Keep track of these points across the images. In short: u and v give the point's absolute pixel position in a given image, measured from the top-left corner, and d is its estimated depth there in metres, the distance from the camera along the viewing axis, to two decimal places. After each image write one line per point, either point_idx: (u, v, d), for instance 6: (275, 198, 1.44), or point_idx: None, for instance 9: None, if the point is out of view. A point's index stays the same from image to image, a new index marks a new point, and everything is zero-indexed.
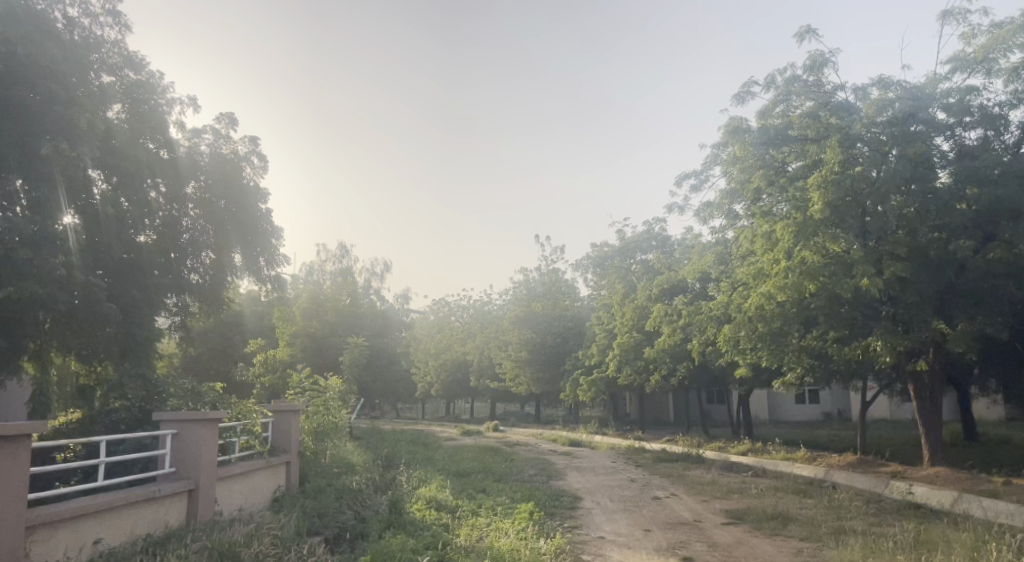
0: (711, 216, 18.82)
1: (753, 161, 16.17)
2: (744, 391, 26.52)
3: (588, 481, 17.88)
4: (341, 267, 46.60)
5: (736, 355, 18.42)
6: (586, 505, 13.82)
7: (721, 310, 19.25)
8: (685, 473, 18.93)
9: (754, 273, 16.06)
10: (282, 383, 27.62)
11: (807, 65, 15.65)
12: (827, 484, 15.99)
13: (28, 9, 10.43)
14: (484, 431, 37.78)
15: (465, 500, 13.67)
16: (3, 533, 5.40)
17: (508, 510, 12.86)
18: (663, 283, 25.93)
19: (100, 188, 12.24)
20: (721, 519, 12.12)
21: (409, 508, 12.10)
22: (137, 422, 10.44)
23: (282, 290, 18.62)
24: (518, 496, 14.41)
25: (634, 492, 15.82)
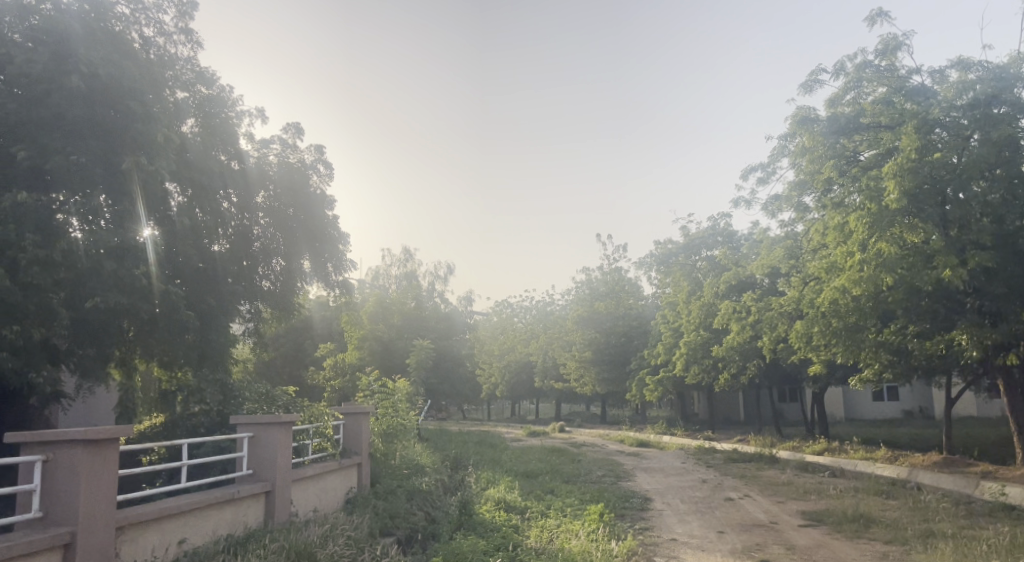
0: (779, 210, 17.96)
1: (823, 150, 15.22)
2: (819, 390, 25.33)
3: (658, 481, 17.38)
4: (406, 270, 47.26)
5: (810, 353, 17.50)
6: (656, 507, 13.39)
7: (792, 306, 18.39)
8: (759, 473, 18.17)
9: (827, 267, 15.17)
10: (352, 386, 28.19)
11: (880, 49, 14.73)
12: (911, 485, 14.99)
13: (108, 32, 10.89)
14: (551, 431, 37.48)
15: (534, 501, 13.52)
16: (96, 533, 5.57)
17: (577, 511, 12.61)
18: (730, 279, 25.05)
19: (178, 200, 12.71)
20: (799, 521, 11.48)
21: (478, 509, 12.03)
22: (216, 425, 10.76)
23: (349, 295, 18.97)
24: (587, 497, 14.14)
25: (705, 493, 15.26)
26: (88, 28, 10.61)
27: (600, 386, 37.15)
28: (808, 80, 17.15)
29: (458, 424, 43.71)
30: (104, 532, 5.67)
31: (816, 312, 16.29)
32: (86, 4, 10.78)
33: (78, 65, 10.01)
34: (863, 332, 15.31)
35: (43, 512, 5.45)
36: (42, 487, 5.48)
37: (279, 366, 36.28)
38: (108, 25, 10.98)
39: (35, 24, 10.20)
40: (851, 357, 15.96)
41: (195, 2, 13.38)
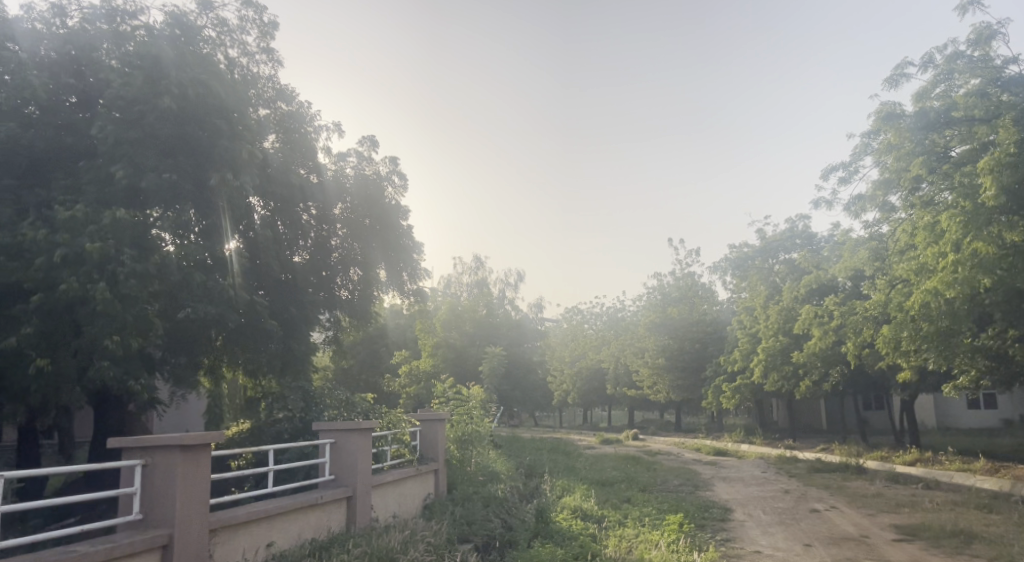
0: (862, 211, 16.64)
1: (911, 147, 14.16)
2: (909, 397, 23.70)
3: (739, 491, 16.64)
4: (477, 278, 47.69)
5: (899, 358, 16.28)
6: (739, 518, 12.77)
7: (879, 310, 17.27)
8: (846, 484, 17.11)
9: (915, 269, 14.15)
10: (425, 393, 28.56)
11: (972, 39, 13.57)
12: (1017, 498, 13.69)
13: (196, 54, 11.42)
14: (625, 439, 36.72)
15: (611, 509, 13.18)
16: (192, 537, 5.73)
17: (656, 520, 12.18)
18: (810, 282, 23.88)
19: (260, 213, 13.29)
20: (892, 535, 10.64)
21: (555, 518, 11.79)
22: (299, 431, 11.02)
23: (423, 303, 19.18)
24: (666, 506, 13.65)
25: (789, 503, 14.46)
26: (178, 52, 11.23)
27: (675, 392, 36.15)
28: (893, 74, 16.10)
29: (532, 431, 43.58)
30: (198, 536, 5.81)
31: (904, 315, 15.18)
32: (177, 28, 11.61)
33: (168, 87, 10.57)
34: (960, 336, 14.17)
35: (143, 514, 5.65)
36: (142, 490, 5.68)
37: (356, 373, 37.23)
38: (197, 48, 11.71)
39: (129, 48, 11.11)
40: (943, 362, 14.90)
41: (276, 22, 13.89)
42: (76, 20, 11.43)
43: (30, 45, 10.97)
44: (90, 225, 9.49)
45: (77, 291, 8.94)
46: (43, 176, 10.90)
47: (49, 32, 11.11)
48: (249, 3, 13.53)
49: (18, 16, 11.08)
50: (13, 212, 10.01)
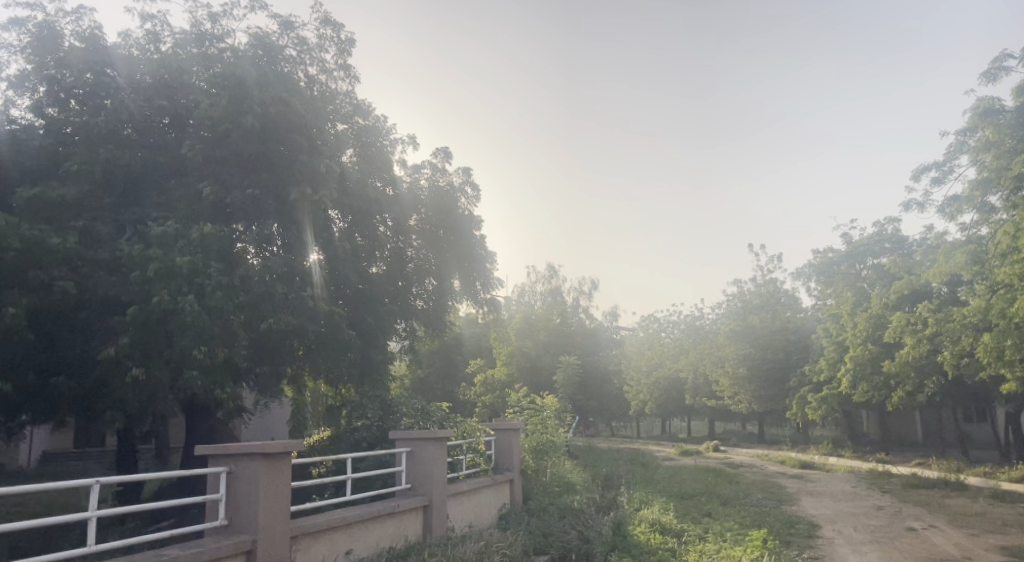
0: (958, 212, 15.44)
1: (1011, 144, 13.00)
2: (1015, 410, 21.72)
3: (827, 507, 15.67)
4: (551, 286, 47.55)
5: (1004, 370, 14.95)
6: (827, 535, 11.99)
7: (979, 317, 15.94)
8: (946, 502, 15.81)
9: (1020, 273, 12.96)
10: (501, 402, 28.59)
11: None
12: None
13: (278, 73, 11.90)
14: (705, 450, 35.46)
15: (691, 524, 12.63)
16: (274, 542, 5.82)
17: (738, 536, 11.59)
18: (902, 287, 22.31)
19: (339, 226, 13.65)
20: (999, 558, 9.68)
21: (633, 532, 11.38)
22: (377, 440, 11.18)
23: (497, 312, 19.15)
24: (749, 522, 12.98)
25: (883, 521, 13.47)
26: (260, 72, 11.77)
27: (757, 404, 34.62)
28: (991, 67, 14.90)
29: (608, 442, 42.85)
30: (280, 543, 5.91)
31: (1008, 322, 13.93)
32: (259, 49, 12.21)
33: (251, 105, 11.08)
34: None
35: (228, 520, 5.78)
36: (227, 496, 5.82)
37: (433, 381, 37.83)
38: (278, 66, 12.26)
39: (216, 69, 11.71)
40: None
41: (353, 39, 14.28)
42: (169, 44, 12.38)
43: (127, 71, 11.79)
44: (180, 241, 9.94)
45: (168, 303, 9.35)
46: (140, 195, 11.60)
47: (144, 57, 12.07)
48: (327, 22, 13.98)
49: (117, 43, 12.07)
50: (112, 229, 10.63)
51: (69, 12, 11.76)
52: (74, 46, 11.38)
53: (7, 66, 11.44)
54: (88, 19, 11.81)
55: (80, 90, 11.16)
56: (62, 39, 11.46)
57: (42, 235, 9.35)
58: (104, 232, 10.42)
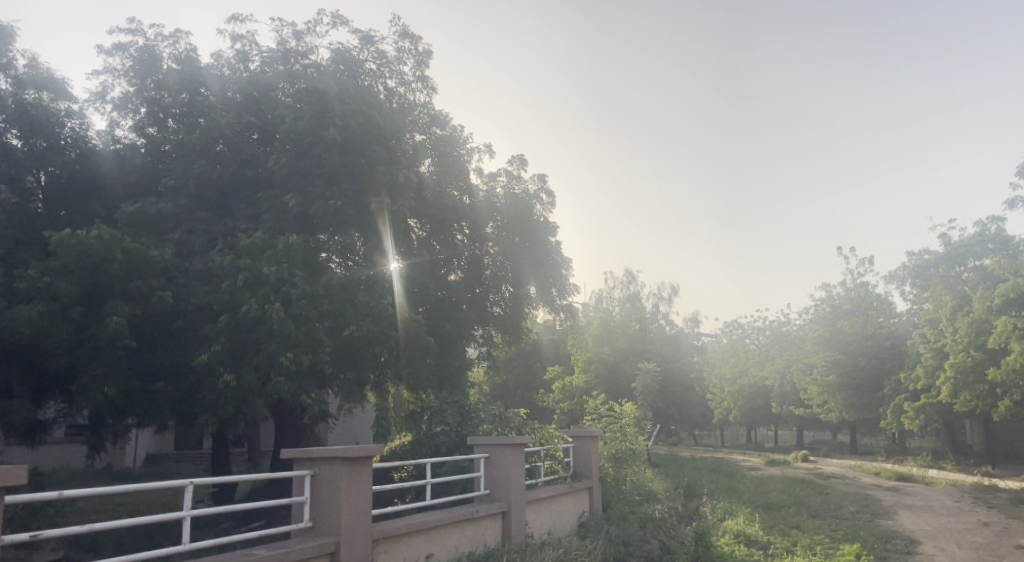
0: None
1: None
2: None
3: (928, 521, 14.53)
4: (629, 293, 46.80)
5: None
6: (928, 552, 11.11)
7: None
8: None
9: None
10: (579, 409, 28.29)
11: None
12: None
13: (358, 87, 12.28)
14: (793, 460, 33.79)
15: (778, 536, 12.00)
16: (356, 545, 5.90)
17: (829, 550, 10.91)
18: (1009, 290, 20.50)
19: (418, 235, 13.89)
20: None
21: (717, 543, 10.94)
22: (456, 445, 11.26)
23: (574, 318, 18.97)
24: (840, 535, 12.20)
25: (992, 538, 12.35)
26: (342, 86, 12.21)
27: (849, 413, 32.71)
28: None
29: (689, 450, 41.61)
30: (362, 545, 5.98)
31: None
32: (341, 64, 12.65)
33: (334, 119, 11.54)
34: None
35: (313, 522, 5.90)
36: (311, 499, 5.94)
37: (513, 388, 37.99)
38: (358, 80, 12.68)
39: (300, 85, 12.25)
40: None
41: (430, 50, 14.53)
42: (257, 62, 13.01)
43: (219, 89, 12.47)
44: (268, 250, 10.41)
45: (257, 311, 9.77)
46: (231, 209, 12.24)
47: (234, 75, 12.71)
48: (406, 35, 14.30)
49: (210, 64, 12.78)
50: (206, 241, 11.25)
51: (167, 37, 12.55)
52: (171, 68, 12.17)
53: (111, 90, 12.34)
54: (184, 42, 12.59)
55: (177, 109, 11.91)
56: (161, 62, 12.28)
57: (144, 248, 10.03)
58: (198, 243, 11.05)
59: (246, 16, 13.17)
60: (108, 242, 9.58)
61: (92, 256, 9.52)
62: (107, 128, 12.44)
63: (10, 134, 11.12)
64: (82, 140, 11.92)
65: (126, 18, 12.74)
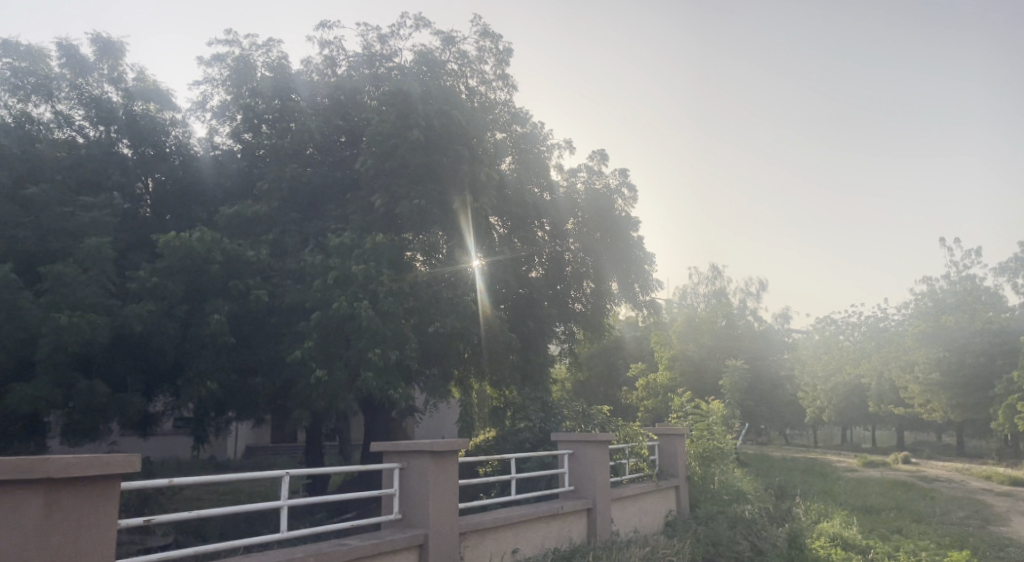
0: None
1: None
2: None
3: None
4: (715, 288, 45.28)
5: None
6: None
7: None
8: None
9: None
10: (664, 407, 27.63)
11: None
12: None
13: (440, 88, 12.47)
14: (894, 461, 31.68)
15: (879, 541, 11.26)
16: (444, 537, 5.95)
17: (936, 557, 10.12)
18: None
19: (499, 232, 13.92)
20: None
21: (812, 547, 10.36)
22: (540, 441, 11.21)
23: (658, 314, 18.47)
24: (949, 542, 11.30)
25: None
26: (425, 87, 12.42)
27: (957, 413, 30.36)
28: None
29: (780, 450, 39.82)
30: (450, 537, 6.03)
31: None
32: (424, 66, 12.85)
33: (417, 120, 11.78)
34: None
35: (402, 514, 5.99)
36: (401, 492, 6.03)
37: (595, 385, 37.63)
38: (440, 81, 12.84)
39: (385, 88, 12.60)
40: None
41: (511, 49, 14.54)
42: (344, 68, 13.46)
43: (308, 95, 12.96)
44: (356, 250, 10.73)
45: (346, 308, 10.09)
46: (321, 210, 12.66)
47: (323, 81, 13.18)
48: (486, 34, 14.35)
49: (300, 70, 13.27)
50: (298, 241, 11.71)
51: (260, 46, 13.14)
52: (265, 76, 12.71)
53: (210, 99, 13.06)
54: (276, 50, 13.13)
55: (270, 115, 12.40)
56: (256, 70, 12.85)
57: (241, 249, 10.58)
58: (290, 243, 11.53)
59: (334, 23, 13.61)
60: (208, 243, 10.13)
61: (195, 257, 10.12)
62: (208, 135, 13.16)
63: (122, 144, 12.02)
64: (184, 147, 12.68)
65: (224, 30, 13.43)
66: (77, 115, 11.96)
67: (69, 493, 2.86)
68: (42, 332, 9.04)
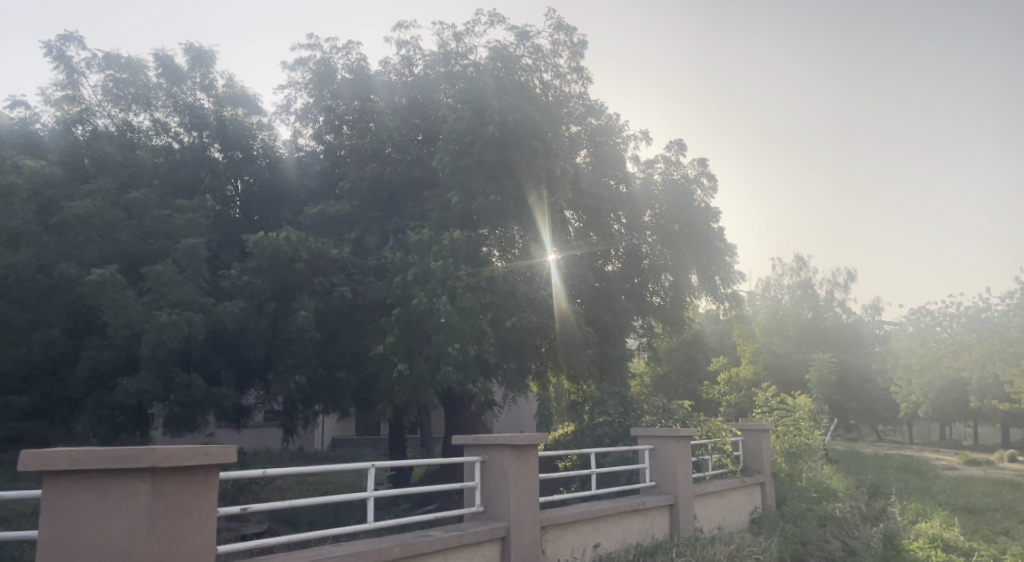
0: None
1: None
2: None
3: None
4: (801, 279, 43.33)
5: None
6: None
7: None
8: None
9: None
10: (748, 402, 26.71)
11: None
12: None
13: (514, 83, 12.50)
14: (1000, 459, 29.44)
15: (986, 544, 10.47)
16: (526, 530, 5.94)
17: None
18: None
19: (575, 226, 13.79)
20: None
21: (911, 548, 9.75)
22: (620, 436, 11.06)
23: (740, 307, 17.82)
24: None
25: None
26: (499, 84, 12.44)
27: None
28: None
29: (873, 446, 37.77)
30: (531, 531, 6.01)
31: None
32: (498, 61, 12.85)
33: (492, 116, 11.82)
34: None
35: (483, 506, 5.99)
36: (482, 484, 6.04)
37: (674, 379, 36.89)
38: (515, 76, 12.81)
39: (460, 86, 12.73)
40: None
41: (585, 41, 14.34)
42: (421, 66, 13.62)
43: (387, 96, 13.28)
44: (434, 246, 10.90)
45: (425, 303, 10.25)
46: (399, 208, 12.89)
47: (400, 81, 13.44)
48: (561, 27, 14.20)
49: (379, 72, 13.56)
50: (379, 239, 12.01)
51: (340, 49, 13.50)
52: (345, 78, 13.14)
53: (294, 102, 13.51)
54: (355, 52, 13.45)
55: (350, 116, 12.80)
56: (336, 72, 13.29)
57: (325, 247, 10.99)
58: (371, 241, 11.82)
59: (410, 23, 13.80)
60: (295, 243, 10.62)
61: (283, 256, 10.55)
62: (292, 138, 13.65)
63: (213, 148, 12.63)
64: (270, 150, 13.23)
65: (306, 35, 13.86)
66: (173, 122, 12.69)
67: (172, 481, 2.98)
68: (146, 329, 9.61)
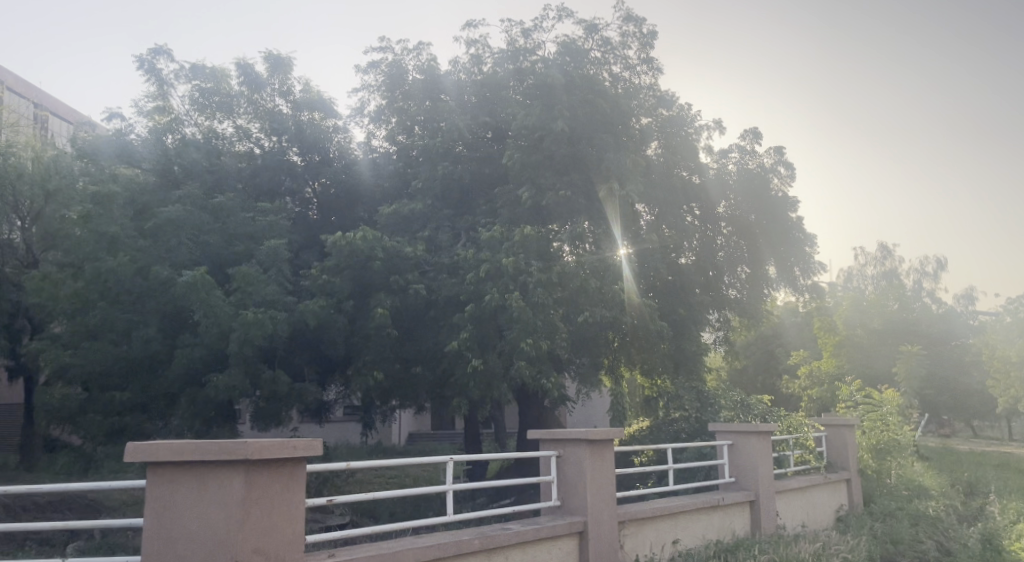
0: None
1: None
2: None
3: None
4: (885, 269, 41.16)
5: None
6: None
7: None
8: None
9: None
10: (832, 397, 25.56)
11: None
12: None
13: (583, 77, 12.39)
14: None
15: None
16: (604, 526, 5.92)
17: None
18: None
19: (646, 219, 13.61)
20: None
21: (1014, 548, 9.16)
22: (696, 431, 10.87)
23: (821, 299, 17.11)
24: None
25: None
26: (568, 79, 12.39)
27: None
28: None
29: (970, 443, 35.48)
30: (609, 526, 6.00)
31: None
32: (567, 56, 12.81)
33: (561, 111, 11.80)
34: None
35: (561, 501, 6.01)
36: (558, 479, 6.06)
37: (751, 374, 35.79)
38: (584, 70, 12.72)
39: (529, 83, 12.72)
40: None
41: (656, 30, 14.05)
42: (490, 64, 13.63)
43: (456, 95, 13.46)
44: (505, 243, 10.98)
45: (497, 299, 10.35)
46: (470, 206, 13.04)
47: (470, 80, 13.53)
48: (631, 19, 13.95)
49: (449, 71, 13.74)
50: (450, 236, 12.20)
51: (411, 50, 13.75)
52: (415, 79, 13.48)
53: (368, 105, 13.89)
54: (426, 53, 13.68)
55: (422, 117, 13.22)
56: (407, 73, 13.58)
57: (399, 246, 11.27)
58: (444, 238, 12.03)
59: (479, 22, 13.91)
60: (371, 243, 10.95)
61: (360, 254, 10.87)
62: (366, 139, 13.98)
63: (292, 152, 13.19)
64: (346, 151, 13.61)
65: (378, 38, 14.22)
66: (254, 128, 13.27)
67: (264, 473, 3.13)
68: (234, 328, 10.12)
